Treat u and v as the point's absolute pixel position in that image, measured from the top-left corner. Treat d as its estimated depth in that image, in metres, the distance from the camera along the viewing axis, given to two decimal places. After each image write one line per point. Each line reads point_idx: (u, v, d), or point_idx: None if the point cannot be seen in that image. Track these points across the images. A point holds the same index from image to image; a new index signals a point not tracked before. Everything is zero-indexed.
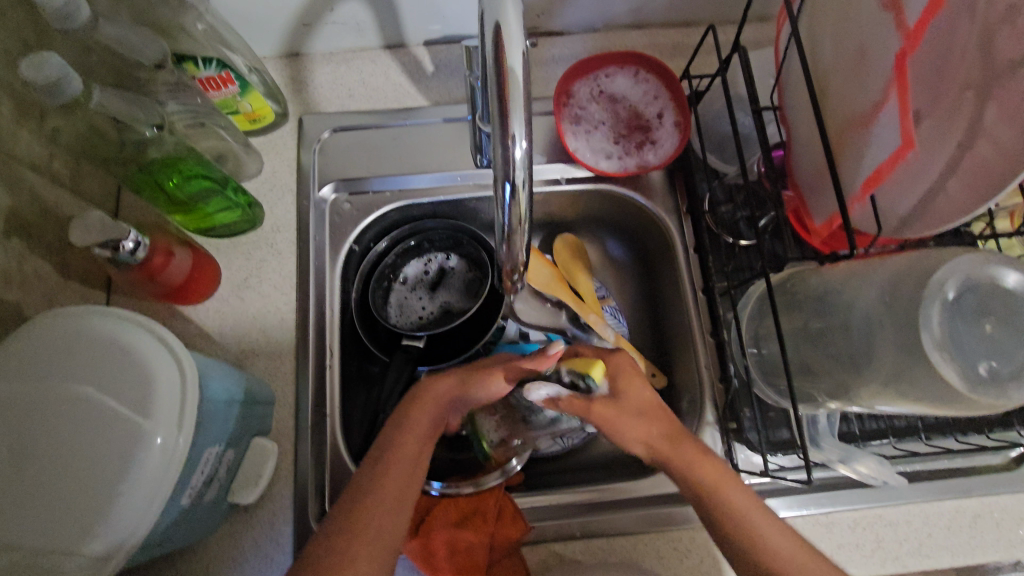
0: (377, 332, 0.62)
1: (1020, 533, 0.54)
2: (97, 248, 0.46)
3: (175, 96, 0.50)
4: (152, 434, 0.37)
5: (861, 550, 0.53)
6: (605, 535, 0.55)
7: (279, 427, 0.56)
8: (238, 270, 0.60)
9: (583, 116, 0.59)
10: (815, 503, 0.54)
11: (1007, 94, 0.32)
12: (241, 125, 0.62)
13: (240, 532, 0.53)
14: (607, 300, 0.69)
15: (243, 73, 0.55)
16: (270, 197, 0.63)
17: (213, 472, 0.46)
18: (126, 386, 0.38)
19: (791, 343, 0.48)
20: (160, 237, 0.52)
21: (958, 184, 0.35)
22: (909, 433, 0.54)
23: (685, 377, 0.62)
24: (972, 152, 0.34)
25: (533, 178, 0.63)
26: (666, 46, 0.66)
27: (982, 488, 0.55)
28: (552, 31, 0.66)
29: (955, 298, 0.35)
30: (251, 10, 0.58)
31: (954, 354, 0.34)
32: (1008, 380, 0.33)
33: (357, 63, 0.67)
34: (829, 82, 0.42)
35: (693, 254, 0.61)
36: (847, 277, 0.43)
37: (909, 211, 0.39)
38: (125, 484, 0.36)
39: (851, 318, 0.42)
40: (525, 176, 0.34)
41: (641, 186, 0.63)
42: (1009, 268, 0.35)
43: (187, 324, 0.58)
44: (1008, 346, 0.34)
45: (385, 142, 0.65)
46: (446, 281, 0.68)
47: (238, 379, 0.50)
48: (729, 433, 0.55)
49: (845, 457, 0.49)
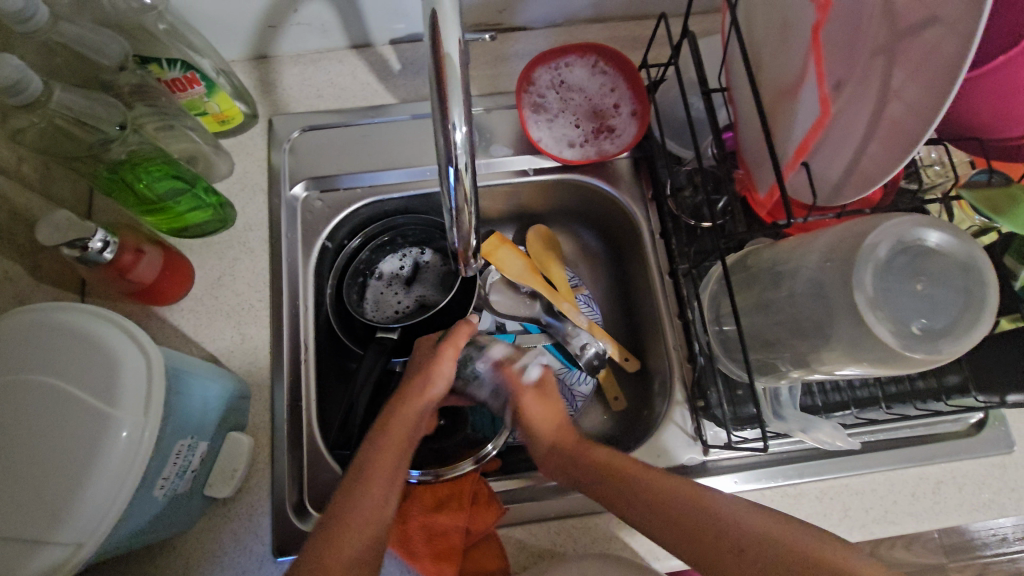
0: (353, 325, 0.63)
1: (981, 497, 0.55)
2: (65, 248, 0.46)
3: (142, 99, 0.51)
4: (119, 426, 0.37)
5: (828, 519, 0.54)
6: (579, 514, 0.56)
7: (256, 422, 0.57)
8: (211, 269, 0.61)
9: (542, 105, 0.60)
10: (782, 475, 0.55)
11: (911, 71, 0.33)
12: (211, 127, 0.63)
13: (220, 525, 0.54)
14: (581, 289, 0.70)
15: (210, 75, 0.56)
16: (241, 197, 0.64)
17: (186, 464, 0.46)
18: (89, 378, 0.38)
19: (747, 318, 0.50)
20: (129, 236, 0.52)
21: (877, 146, 0.37)
22: (870, 403, 0.55)
23: (655, 359, 0.63)
24: (888, 125, 0.36)
25: (500, 169, 0.64)
26: (626, 38, 0.68)
27: (946, 454, 0.56)
28: (515, 27, 0.67)
29: (887, 260, 0.37)
30: (215, 14, 0.59)
31: (887, 315, 0.36)
32: (939, 336, 0.36)
33: (324, 63, 0.68)
34: (761, 57, 0.45)
35: (658, 239, 0.62)
36: (793, 249, 0.45)
37: (838, 178, 0.41)
38: (91, 475, 0.36)
39: (796, 286, 0.44)
40: (467, 159, 0.37)
41: (607, 174, 0.64)
42: (933, 228, 0.37)
43: (162, 324, 0.58)
44: (939, 302, 0.37)
45: (354, 140, 0.66)
46: (421, 276, 0.70)
47: (212, 374, 0.51)
48: (698, 410, 0.56)
49: (806, 426, 0.49)
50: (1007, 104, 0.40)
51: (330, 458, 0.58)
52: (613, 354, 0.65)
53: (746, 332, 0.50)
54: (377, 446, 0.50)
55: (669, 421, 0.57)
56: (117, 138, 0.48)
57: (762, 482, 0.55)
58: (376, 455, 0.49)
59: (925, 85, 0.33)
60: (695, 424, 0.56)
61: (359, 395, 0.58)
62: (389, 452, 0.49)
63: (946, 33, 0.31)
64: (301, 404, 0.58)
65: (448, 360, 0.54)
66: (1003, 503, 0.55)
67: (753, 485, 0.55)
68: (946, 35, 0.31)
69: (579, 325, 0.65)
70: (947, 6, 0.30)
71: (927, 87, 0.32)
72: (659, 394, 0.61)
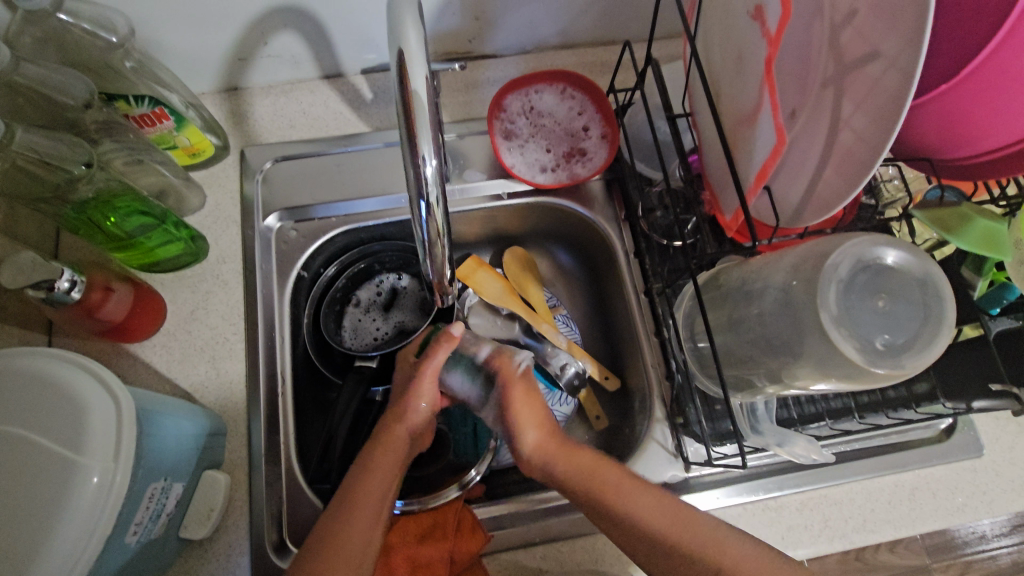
0: (332, 357, 0.63)
1: (955, 501, 0.56)
2: (30, 290, 0.45)
3: (109, 135, 0.52)
4: (87, 473, 0.37)
5: (809, 530, 0.55)
6: (565, 538, 0.55)
7: (232, 458, 0.55)
8: (184, 303, 0.60)
9: (513, 132, 0.61)
10: (763, 489, 0.55)
11: (858, 102, 0.35)
12: (181, 160, 0.62)
13: (196, 567, 0.52)
14: (558, 309, 0.71)
15: (179, 109, 0.55)
16: (214, 229, 0.63)
17: (160, 507, 0.45)
18: (55, 424, 0.37)
19: (720, 336, 0.50)
20: (98, 274, 0.51)
21: (832, 171, 0.39)
22: (844, 413, 0.56)
23: (635, 377, 0.63)
24: (841, 151, 0.37)
25: (474, 195, 0.65)
26: (594, 63, 0.69)
27: (918, 461, 0.57)
28: (485, 54, 0.68)
29: (849, 278, 0.38)
30: (183, 49, 0.59)
31: (853, 332, 0.37)
32: (901, 351, 0.37)
33: (296, 94, 0.68)
34: (721, 85, 0.47)
35: (633, 259, 0.63)
36: (761, 268, 0.46)
37: (798, 202, 0.43)
38: (58, 525, 0.35)
39: (765, 303, 0.45)
40: (438, 192, 0.38)
41: (580, 197, 0.66)
42: (891, 246, 0.39)
43: (133, 362, 0.57)
44: (900, 317, 0.38)
45: (328, 169, 0.66)
46: (399, 301, 0.70)
47: (187, 413, 0.50)
48: (678, 427, 0.56)
49: (783, 440, 0.49)
50: (950, 129, 0.43)
51: (310, 492, 0.57)
52: (594, 373, 0.65)
53: (721, 350, 0.51)
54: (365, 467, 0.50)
55: (650, 439, 0.57)
56: (82, 177, 0.47)
57: (744, 497, 0.55)
58: (360, 480, 0.49)
59: (873, 114, 0.34)
60: (675, 441, 0.56)
61: (337, 425, 0.57)
62: (378, 475, 0.50)
63: (888, 66, 0.33)
64: (279, 438, 0.57)
65: (428, 376, 0.54)
66: (976, 507, 0.56)
67: (735, 500, 0.55)
68: (888, 68, 0.33)
69: (558, 344, 0.66)
70: (889, 41, 0.32)
71: (875, 115, 0.34)
72: (640, 413, 0.61)
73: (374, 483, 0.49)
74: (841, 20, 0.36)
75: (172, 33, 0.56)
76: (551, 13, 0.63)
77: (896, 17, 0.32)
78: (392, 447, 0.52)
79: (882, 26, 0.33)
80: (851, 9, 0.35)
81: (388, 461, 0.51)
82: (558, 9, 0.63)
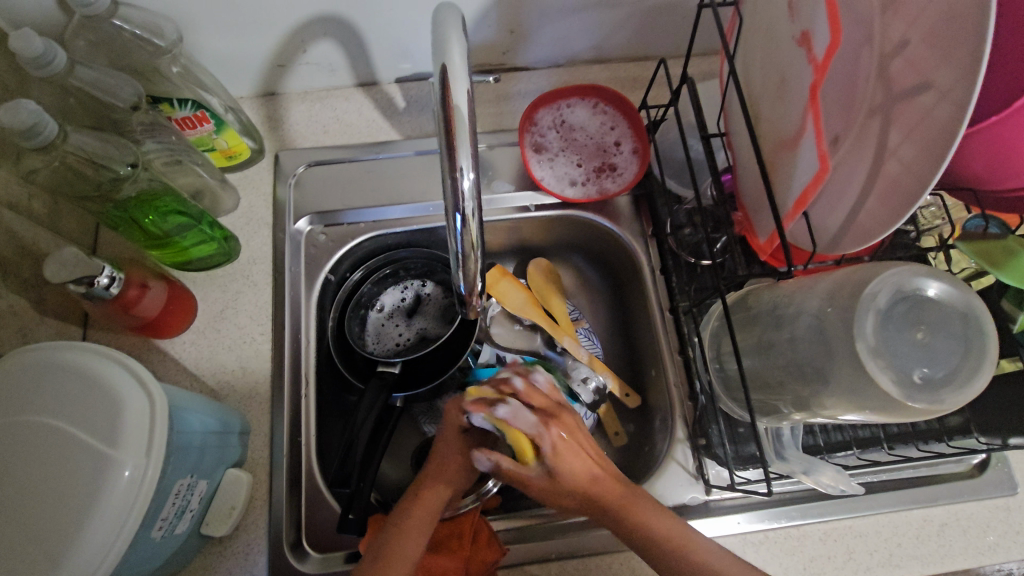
0: (354, 359, 0.62)
1: (986, 540, 0.55)
2: (71, 285, 0.47)
3: (152, 135, 0.52)
4: (120, 466, 0.37)
5: (832, 562, 0.54)
6: (580, 555, 0.55)
7: (255, 458, 0.56)
8: (214, 301, 0.61)
9: (543, 144, 0.61)
10: (785, 516, 0.54)
11: (906, 131, 0.35)
12: (218, 162, 0.64)
13: (216, 563, 0.53)
14: (581, 322, 0.70)
15: (219, 112, 0.57)
16: (247, 231, 0.64)
17: (184, 504, 0.46)
18: (93, 417, 0.38)
19: (748, 358, 0.50)
20: (136, 271, 0.53)
21: (874, 200, 0.38)
22: (872, 442, 0.54)
23: (656, 396, 0.63)
24: (885, 182, 0.37)
25: (501, 206, 0.66)
26: (626, 79, 0.70)
27: (949, 495, 0.56)
28: (517, 66, 0.69)
29: (888, 307, 0.38)
30: (227, 55, 0.60)
31: (889, 363, 0.37)
32: (939, 386, 0.36)
33: (331, 101, 0.69)
34: (761, 108, 0.47)
35: (659, 276, 0.63)
36: (793, 293, 0.46)
37: (836, 230, 0.42)
38: (91, 515, 0.36)
39: (797, 328, 0.44)
40: (474, 206, 0.38)
41: (608, 212, 0.66)
42: (932, 278, 0.38)
43: (163, 358, 0.58)
44: (939, 351, 0.37)
45: (359, 175, 0.67)
46: (423, 308, 0.69)
47: (213, 411, 0.51)
48: (699, 449, 0.55)
49: (808, 468, 0.48)
50: (999, 158, 0.42)
51: (329, 496, 0.57)
52: (614, 389, 0.64)
53: (748, 373, 0.50)
54: (407, 507, 0.49)
55: (670, 459, 0.56)
56: (127, 177, 0.48)
57: (766, 523, 0.54)
58: (406, 513, 0.48)
59: (921, 144, 0.34)
60: (697, 463, 0.56)
61: (359, 432, 0.55)
62: (421, 515, 0.48)
63: (940, 98, 0.32)
64: (300, 439, 0.58)
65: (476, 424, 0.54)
66: (1008, 547, 0.55)
67: (756, 526, 0.54)
68: (939, 100, 0.32)
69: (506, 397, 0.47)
70: (942, 72, 0.32)
71: (923, 147, 0.34)
72: (661, 431, 0.61)
73: (414, 518, 0.47)
74: (891, 50, 0.36)
75: (218, 40, 0.58)
76: (587, 28, 0.64)
77: (950, 49, 0.31)
78: (433, 495, 0.49)
79: (935, 57, 0.33)
80: (902, 38, 0.35)
81: (432, 511, 0.48)
82: (595, 24, 0.63)
